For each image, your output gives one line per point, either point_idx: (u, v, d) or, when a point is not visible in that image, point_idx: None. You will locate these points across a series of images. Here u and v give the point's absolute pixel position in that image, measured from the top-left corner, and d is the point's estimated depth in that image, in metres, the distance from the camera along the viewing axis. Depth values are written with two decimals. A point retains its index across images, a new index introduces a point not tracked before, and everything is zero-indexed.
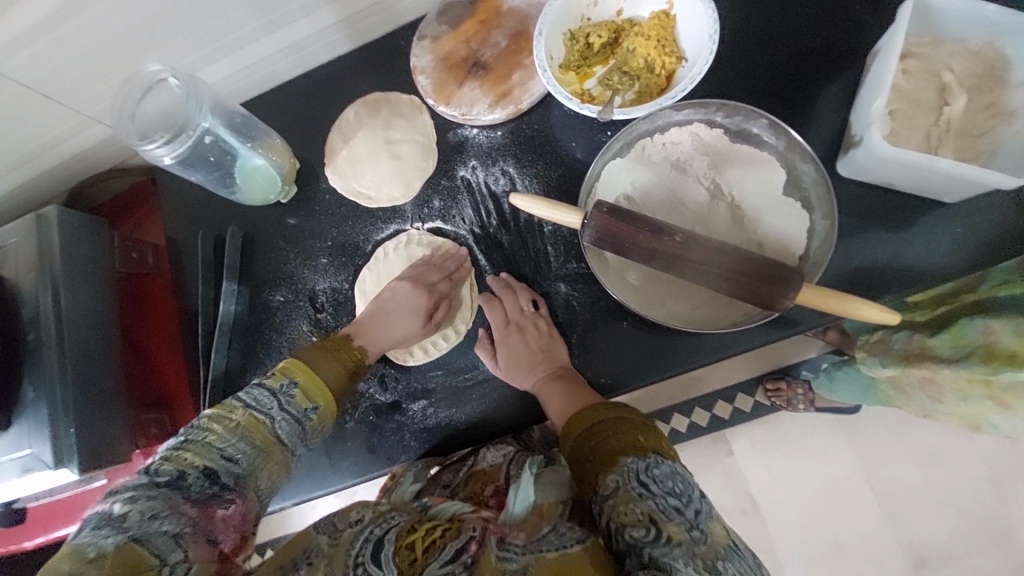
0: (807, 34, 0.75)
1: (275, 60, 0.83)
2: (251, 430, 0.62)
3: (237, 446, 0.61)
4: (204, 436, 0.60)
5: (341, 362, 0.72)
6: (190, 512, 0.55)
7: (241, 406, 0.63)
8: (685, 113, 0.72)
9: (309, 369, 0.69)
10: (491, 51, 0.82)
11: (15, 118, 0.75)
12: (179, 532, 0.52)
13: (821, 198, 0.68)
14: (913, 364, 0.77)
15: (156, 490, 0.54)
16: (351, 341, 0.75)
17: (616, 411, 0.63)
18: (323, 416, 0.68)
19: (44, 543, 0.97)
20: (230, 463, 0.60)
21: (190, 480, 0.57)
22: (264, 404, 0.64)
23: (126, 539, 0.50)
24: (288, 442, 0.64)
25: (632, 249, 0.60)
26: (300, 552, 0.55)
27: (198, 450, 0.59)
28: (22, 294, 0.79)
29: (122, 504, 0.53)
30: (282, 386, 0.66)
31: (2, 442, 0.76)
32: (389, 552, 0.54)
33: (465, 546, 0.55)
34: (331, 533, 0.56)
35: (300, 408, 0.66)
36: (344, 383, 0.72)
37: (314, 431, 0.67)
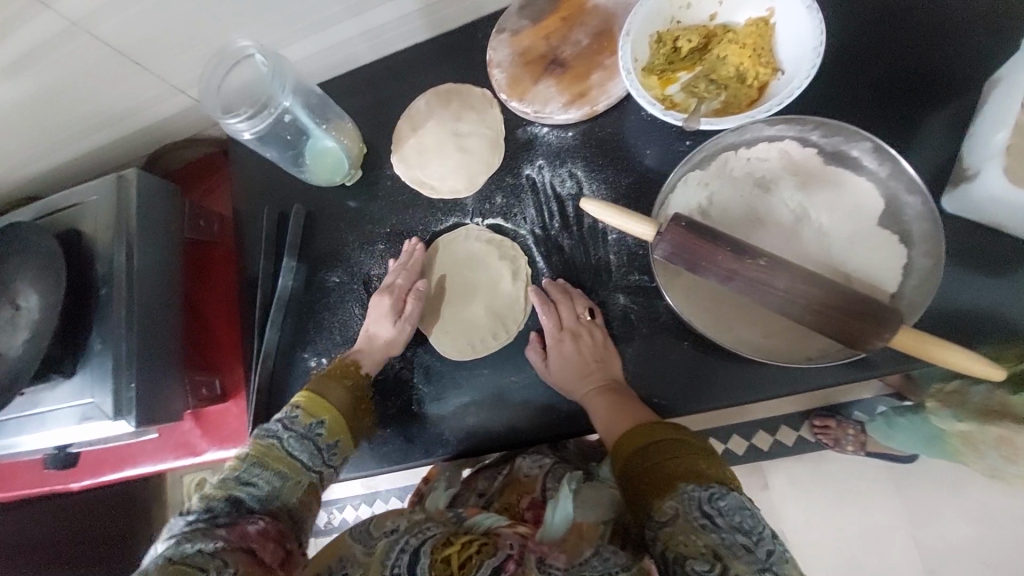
0: (920, 54, 0.69)
1: (354, 44, 0.84)
2: (263, 455, 0.67)
3: (253, 472, 0.66)
4: (224, 473, 0.66)
5: (347, 388, 0.75)
6: (222, 532, 0.58)
7: (253, 438, 0.70)
8: (779, 128, 0.67)
9: (316, 396, 0.73)
10: (571, 48, 0.80)
11: (107, 80, 0.78)
12: (212, 547, 0.56)
13: (924, 234, 0.62)
14: (993, 422, 0.71)
15: (191, 524, 0.60)
16: (347, 361, 0.78)
17: (674, 433, 0.59)
18: (333, 434, 0.72)
19: (88, 486, 1.06)
20: (252, 489, 0.65)
21: (218, 510, 0.62)
22: (269, 431, 0.69)
23: (164, 561, 0.54)
24: (304, 460, 0.69)
25: (708, 268, 0.57)
26: (337, 558, 0.58)
27: (221, 485, 0.65)
28: (98, 250, 0.83)
29: (167, 543, 0.59)
30: (285, 412, 0.71)
31: (68, 387, 0.80)
32: (425, 565, 0.53)
33: (503, 565, 0.53)
34: (366, 542, 0.57)
35: (305, 425, 0.70)
36: (352, 406, 0.75)
37: (328, 446, 0.71)
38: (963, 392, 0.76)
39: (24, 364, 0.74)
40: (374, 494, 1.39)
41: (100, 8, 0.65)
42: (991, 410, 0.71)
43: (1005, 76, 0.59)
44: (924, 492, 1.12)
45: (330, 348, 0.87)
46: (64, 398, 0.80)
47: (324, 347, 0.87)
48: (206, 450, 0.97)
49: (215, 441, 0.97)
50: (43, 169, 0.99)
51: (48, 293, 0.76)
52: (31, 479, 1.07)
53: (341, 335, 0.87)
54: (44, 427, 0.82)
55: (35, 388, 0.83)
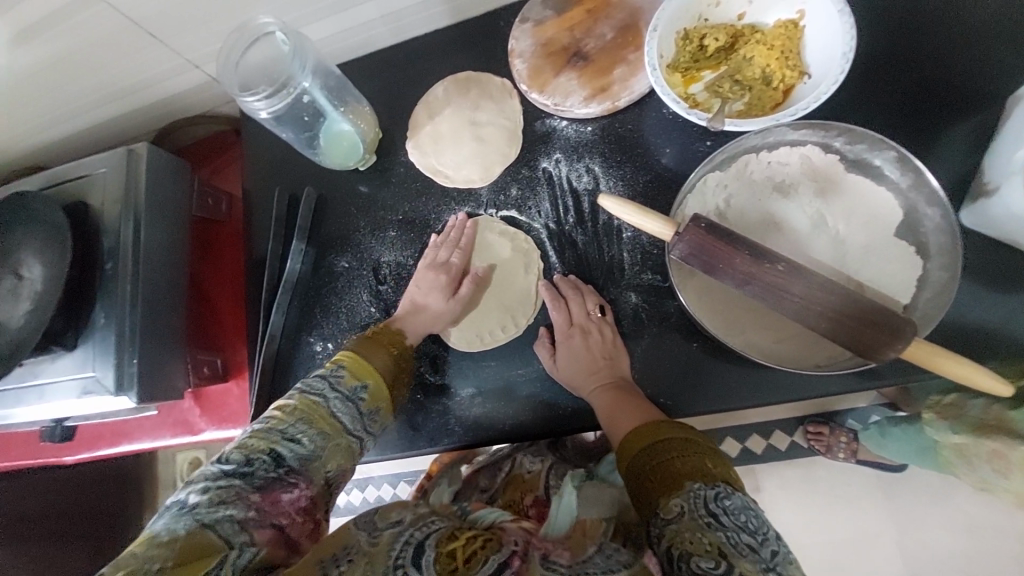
0: (947, 66, 0.69)
1: (374, 26, 0.83)
2: (308, 413, 0.63)
3: (298, 428, 0.62)
4: (267, 423, 0.62)
5: (393, 354, 0.75)
6: (255, 498, 0.55)
7: (298, 392, 0.66)
8: (803, 133, 0.66)
9: (360, 358, 0.72)
10: (594, 42, 0.79)
11: (122, 51, 0.77)
12: (243, 517, 0.53)
13: (942, 246, 0.62)
14: (989, 435, 0.72)
15: (226, 478, 0.56)
16: (392, 328, 0.77)
17: (682, 432, 0.60)
18: (376, 400, 0.70)
19: (83, 460, 1.05)
20: (295, 446, 0.61)
21: (256, 465, 0.58)
22: (317, 387, 0.66)
23: (193, 525, 0.51)
24: (346, 423, 0.66)
25: (726, 270, 0.56)
26: (340, 548, 0.54)
27: (263, 436, 0.60)
28: (106, 223, 0.82)
29: (196, 495, 0.54)
30: (331, 370, 0.69)
31: (68, 360, 0.80)
32: (430, 559, 0.52)
33: (509, 560, 0.53)
34: (371, 532, 0.56)
35: (349, 387, 0.68)
36: (394, 372, 0.74)
37: (369, 412, 0.69)
38: (961, 405, 0.76)
39: (25, 334, 0.73)
40: (366, 480, 1.39)
41: None
42: (987, 424, 0.72)
43: None
44: (915, 504, 1.13)
45: (337, 333, 0.86)
46: (64, 370, 0.80)
47: (331, 331, 0.87)
48: (204, 429, 0.97)
49: (214, 421, 0.97)
50: (50, 137, 0.98)
51: (53, 264, 0.74)
52: (25, 450, 1.06)
53: (348, 320, 0.86)
54: (43, 399, 0.82)
55: (34, 359, 0.82)
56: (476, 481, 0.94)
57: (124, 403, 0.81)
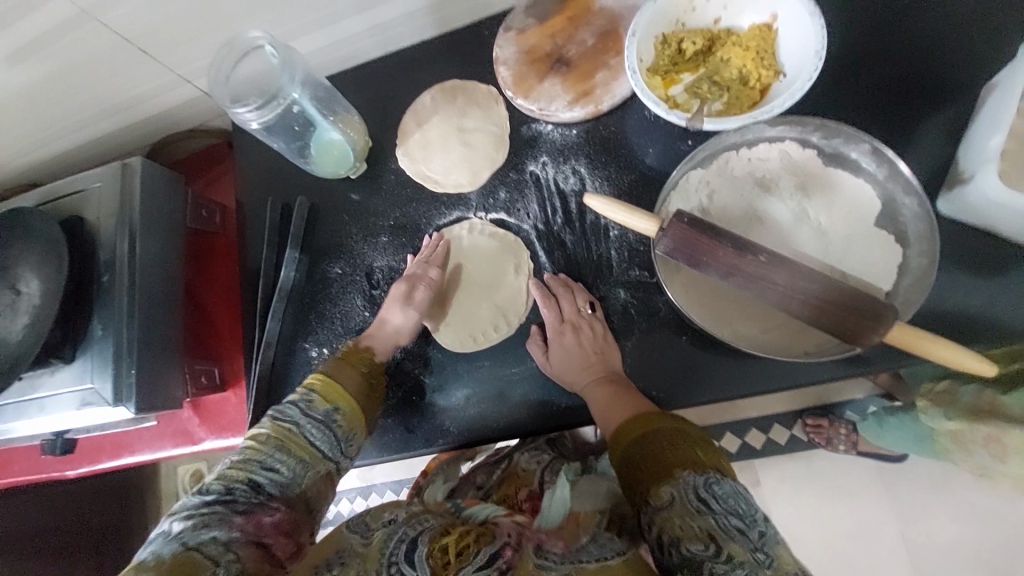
0: (915, 62, 0.71)
1: (360, 39, 0.85)
2: (284, 441, 0.67)
3: (274, 457, 0.66)
4: (245, 454, 0.66)
5: (359, 373, 0.77)
6: (238, 521, 0.59)
7: (272, 420, 0.69)
8: (780, 129, 0.69)
9: (332, 381, 0.75)
10: (575, 48, 0.81)
11: (114, 68, 0.79)
12: (227, 538, 0.57)
13: (919, 234, 0.64)
14: (982, 420, 0.72)
15: (208, 507, 0.59)
16: (361, 347, 0.80)
17: (671, 423, 0.61)
18: (350, 421, 0.73)
19: (82, 474, 1.06)
20: (274, 474, 0.65)
21: (236, 494, 0.62)
22: (290, 415, 0.70)
23: (178, 548, 0.55)
24: (324, 450, 0.69)
25: (709, 262, 0.58)
26: (333, 552, 0.57)
27: (241, 466, 0.64)
28: (101, 237, 0.83)
29: (181, 523, 0.58)
30: (303, 398, 0.72)
31: (66, 373, 0.80)
32: (423, 554, 0.54)
33: (500, 551, 0.55)
34: (363, 533, 0.58)
35: (322, 410, 0.71)
36: (364, 392, 0.77)
37: (345, 435, 0.72)
38: (954, 392, 0.78)
39: (23, 348, 0.74)
40: (369, 488, 1.39)
41: None
42: (981, 409, 0.73)
43: (1002, 81, 0.61)
44: (911, 494, 1.14)
45: (332, 339, 0.88)
46: (63, 384, 0.80)
47: (326, 337, 0.88)
48: (204, 438, 0.98)
49: (214, 430, 0.98)
50: (45, 155, 0.99)
51: (49, 278, 0.76)
52: (24, 467, 1.06)
53: (343, 325, 0.88)
54: (42, 413, 0.82)
55: (32, 373, 0.83)
56: (472, 478, 0.95)
57: (123, 413, 0.82)
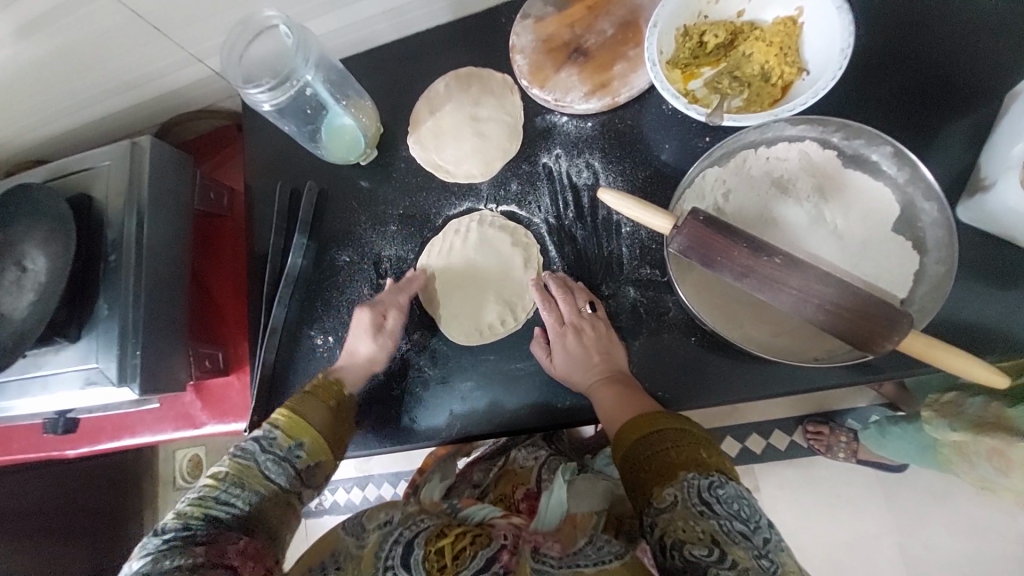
0: (943, 63, 0.69)
1: (375, 22, 0.83)
2: (241, 476, 0.65)
3: (231, 491, 0.64)
4: (201, 492, 0.64)
5: (329, 408, 0.74)
6: (199, 549, 0.57)
7: (230, 458, 0.68)
8: (800, 129, 0.67)
9: (295, 415, 0.71)
10: (594, 38, 0.79)
11: (125, 44, 0.77)
12: (189, 566, 0.55)
13: (939, 241, 0.62)
14: (988, 433, 0.71)
15: (166, 544, 0.58)
16: (329, 380, 0.77)
17: (674, 423, 0.60)
18: (313, 456, 0.70)
19: (85, 453, 1.06)
20: (230, 508, 0.63)
21: (195, 529, 0.60)
22: (247, 451, 0.67)
23: None
24: (284, 482, 0.67)
25: (723, 262, 0.57)
26: (328, 554, 0.58)
27: (199, 503, 0.63)
28: (109, 216, 0.82)
29: (142, 561, 0.56)
30: (263, 432, 0.69)
31: (71, 352, 0.80)
32: (419, 557, 0.55)
33: (497, 555, 0.55)
34: (358, 535, 0.59)
35: (284, 448, 0.68)
36: (332, 426, 0.74)
37: (308, 470, 0.70)
38: (959, 404, 0.77)
39: (29, 324, 0.74)
40: (366, 478, 1.39)
41: None
42: (986, 421, 0.72)
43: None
44: (913, 503, 1.13)
45: (338, 327, 0.87)
46: (68, 362, 0.80)
47: (332, 324, 0.87)
48: (205, 423, 0.97)
49: (216, 414, 0.98)
50: (54, 131, 0.99)
51: (56, 256, 0.75)
52: (28, 444, 1.07)
53: (349, 314, 0.87)
54: (47, 390, 0.82)
55: (37, 350, 0.83)
56: (469, 476, 0.95)
57: (126, 394, 0.82)
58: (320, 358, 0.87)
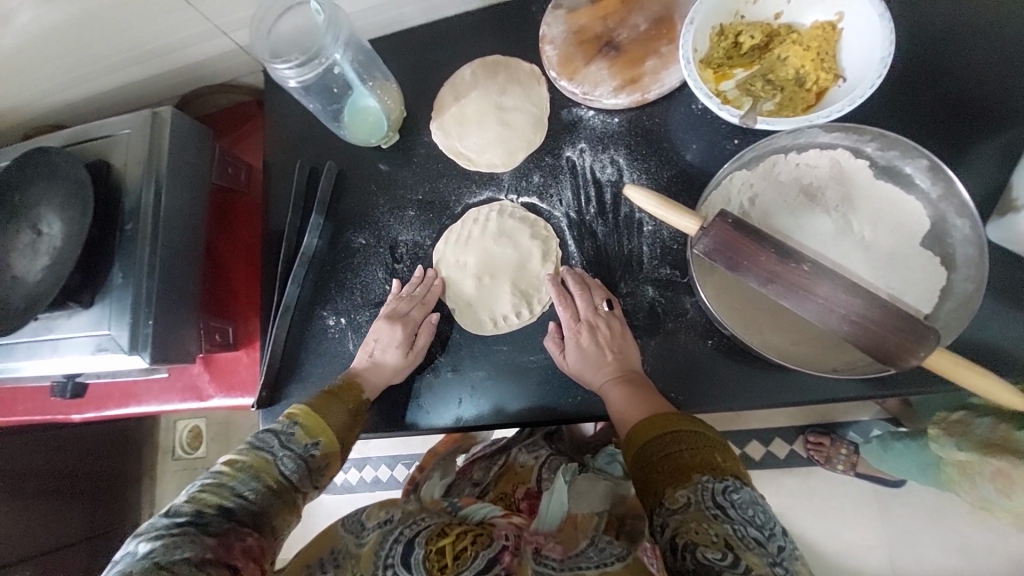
0: (980, 78, 0.68)
1: (406, 3, 0.82)
2: (260, 469, 0.64)
3: (248, 484, 0.62)
4: (218, 478, 0.62)
5: (349, 411, 0.74)
6: (210, 541, 0.55)
7: (249, 448, 0.66)
8: (834, 136, 0.66)
9: (315, 414, 0.71)
10: (627, 32, 0.78)
11: (153, 12, 0.77)
12: (200, 560, 0.53)
13: (968, 259, 0.61)
14: (994, 455, 0.72)
15: (178, 530, 0.55)
16: (351, 383, 0.76)
17: (690, 424, 0.59)
18: (327, 457, 0.69)
19: (90, 419, 1.06)
20: (244, 502, 0.61)
21: (208, 518, 0.57)
22: (269, 444, 0.66)
23: (149, 567, 0.51)
24: (299, 481, 0.66)
25: (750, 268, 0.56)
26: (328, 551, 0.59)
27: (214, 490, 0.60)
28: (127, 185, 0.82)
29: (149, 542, 0.54)
30: (284, 428, 0.68)
31: (84, 318, 0.80)
32: (419, 556, 0.55)
33: (498, 556, 0.55)
34: (358, 534, 0.60)
35: (302, 445, 0.68)
36: (348, 428, 0.74)
37: (320, 471, 0.69)
38: (967, 423, 0.76)
39: (43, 289, 0.74)
40: (364, 460, 1.39)
41: None
42: (993, 443, 0.72)
43: None
44: (909, 520, 1.13)
45: (351, 308, 0.87)
46: (80, 328, 0.80)
47: (345, 306, 0.87)
48: (212, 396, 0.98)
49: (223, 389, 0.98)
50: (75, 95, 0.98)
51: (74, 222, 0.75)
52: (34, 406, 1.07)
53: (363, 297, 0.86)
54: (57, 354, 0.82)
55: (51, 314, 0.83)
56: (470, 474, 0.95)
57: (137, 363, 0.82)
58: (330, 339, 0.86)
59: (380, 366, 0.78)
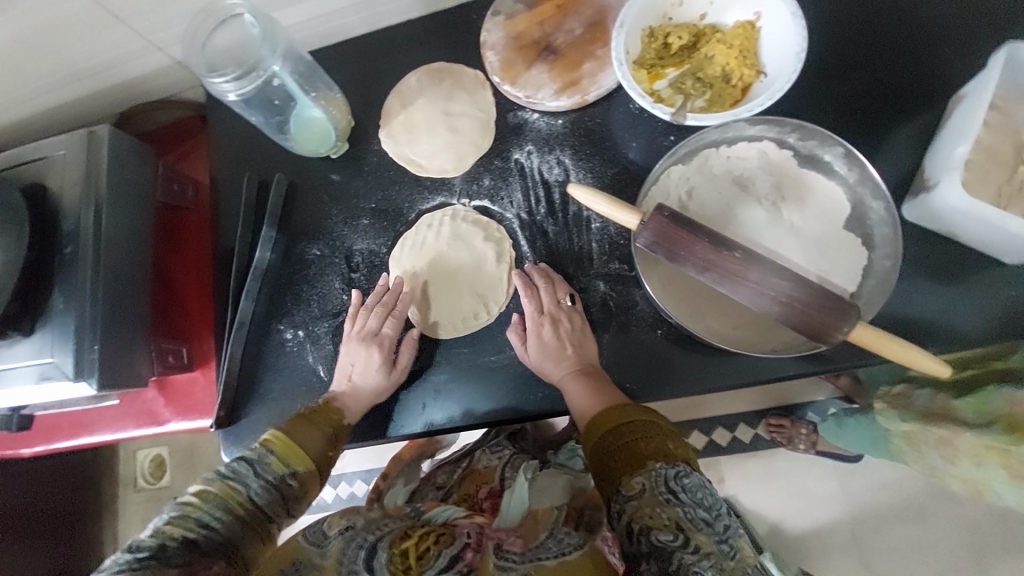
0: (889, 69, 0.74)
1: (346, 14, 0.82)
2: (229, 500, 0.63)
3: (214, 515, 0.61)
4: (183, 510, 0.61)
5: (325, 434, 0.73)
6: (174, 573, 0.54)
7: (219, 477, 0.65)
8: (759, 129, 0.71)
9: (290, 439, 0.70)
10: (564, 36, 0.81)
11: (85, 32, 0.75)
12: None
13: (884, 237, 0.66)
14: (935, 424, 0.75)
15: (140, 563, 0.55)
16: (330, 405, 0.76)
17: (645, 415, 0.62)
18: (303, 483, 0.69)
19: (41, 452, 1.02)
20: (211, 533, 0.60)
21: (171, 551, 0.57)
22: (241, 473, 0.65)
23: None
24: (272, 510, 0.65)
25: (686, 257, 0.59)
26: (290, 563, 0.57)
27: (179, 523, 0.59)
28: (65, 207, 0.79)
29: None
30: (259, 455, 0.67)
31: (24, 348, 0.77)
32: (382, 560, 0.55)
33: (461, 553, 0.57)
34: (320, 544, 0.58)
35: (277, 473, 0.67)
36: (326, 453, 0.73)
37: (296, 497, 0.68)
38: (909, 396, 0.81)
39: None
40: (340, 476, 1.38)
41: None
42: (933, 412, 0.76)
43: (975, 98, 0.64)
44: (864, 488, 1.19)
45: (307, 321, 0.86)
46: (21, 358, 0.77)
47: (301, 318, 0.86)
48: (169, 420, 0.95)
49: (179, 412, 0.95)
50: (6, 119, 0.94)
51: None
52: None
53: (320, 308, 0.86)
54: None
55: None
56: (434, 479, 0.96)
57: (84, 390, 0.79)
58: (288, 353, 0.86)
59: (358, 387, 0.78)
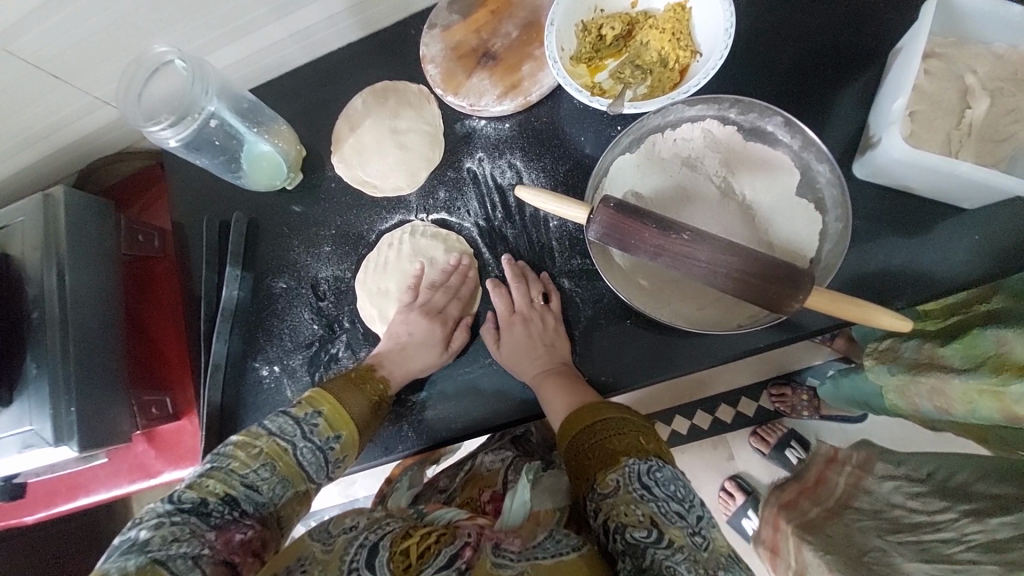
0: (824, 32, 0.73)
1: (284, 46, 0.82)
2: (276, 459, 0.62)
3: (259, 473, 0.60)
4: (227, 464, 0.60)
5: (366, 395, 0.74)
6: (209, 536, 0.53)
7: (266, 434, 0.64)
8: (698, 109, 0.71)
9: (335, 401, 0.70)
10: (501, 41, 0.82)
11: (25, 98, 0.75)
12: (196, 554, 0.50)
13: (835, 200, 0.67)
14: (922, 373, 0.71)
15: (179, 516, 0.53)
16: (377, 374, 0.76)
17: (615, 412, 0.64)
18: (344, 448, 0.68)
19: (43, 518, 1.02)
20: (252, 491, 0.59)
21: (211, 507, 0.55)
22: (288, 431, 0.64)
23: (144, 561, 0.48)
24: (311, 473, 0.64)
25: (636, 245, 0.59)
26: (294, 560, 0.52)
27: (222, 477, 0.58)
28: (28, 272, 0.79)
29: (148, 530, 0.51)
30: (306, 416, 0.67)
31: (4, 417, 0.77)
32: (384, 558, 0.51)
33: (459, 551, 0.54)
34: (325, 540, 0.54)
35: (324, 437, 0.66)
36: (367, 415, 0.73)
37: (336, 462, 0.67)
38: (897, 350, 0.77)
39: None
40: (351, 502, 1.35)
41: (10, 26, 0.62)
42: (922, 362, 0.72)
43: (910, 50, 0.64)
44: None
45: (282, 355, 0.86)
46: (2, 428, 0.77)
47: (275, 354, 0.86)
48: (162, 471, 0.95)
49: (170, 462, 0.95)
50: None
51: None
52: None
53: (292, 341, 0.86)
54: None
55: None
56: (437, 483, 0.96)
57: (68, 452, 0.79)
58: (266, 389, 0.86)
59: (395, 373, 0.77)
